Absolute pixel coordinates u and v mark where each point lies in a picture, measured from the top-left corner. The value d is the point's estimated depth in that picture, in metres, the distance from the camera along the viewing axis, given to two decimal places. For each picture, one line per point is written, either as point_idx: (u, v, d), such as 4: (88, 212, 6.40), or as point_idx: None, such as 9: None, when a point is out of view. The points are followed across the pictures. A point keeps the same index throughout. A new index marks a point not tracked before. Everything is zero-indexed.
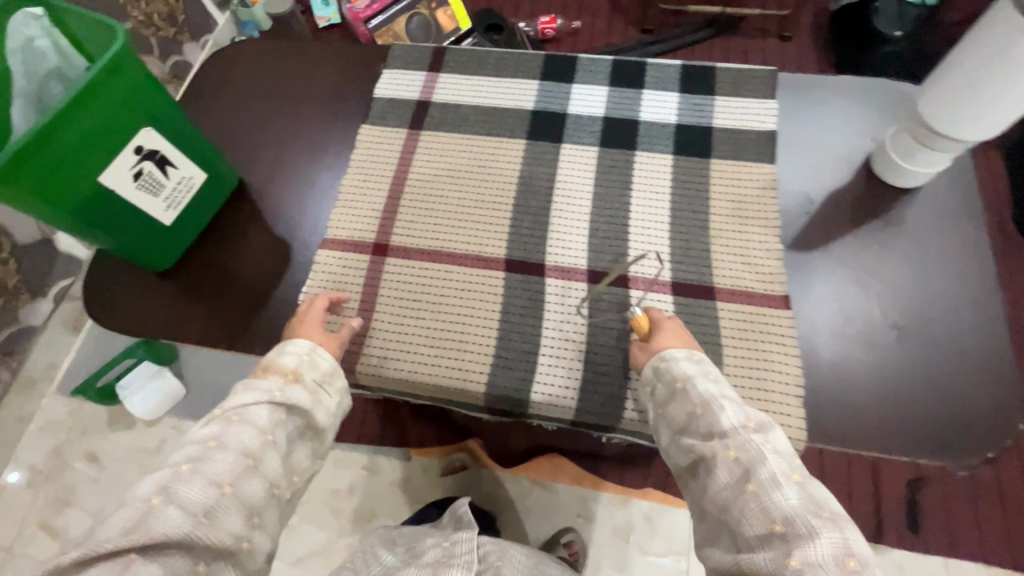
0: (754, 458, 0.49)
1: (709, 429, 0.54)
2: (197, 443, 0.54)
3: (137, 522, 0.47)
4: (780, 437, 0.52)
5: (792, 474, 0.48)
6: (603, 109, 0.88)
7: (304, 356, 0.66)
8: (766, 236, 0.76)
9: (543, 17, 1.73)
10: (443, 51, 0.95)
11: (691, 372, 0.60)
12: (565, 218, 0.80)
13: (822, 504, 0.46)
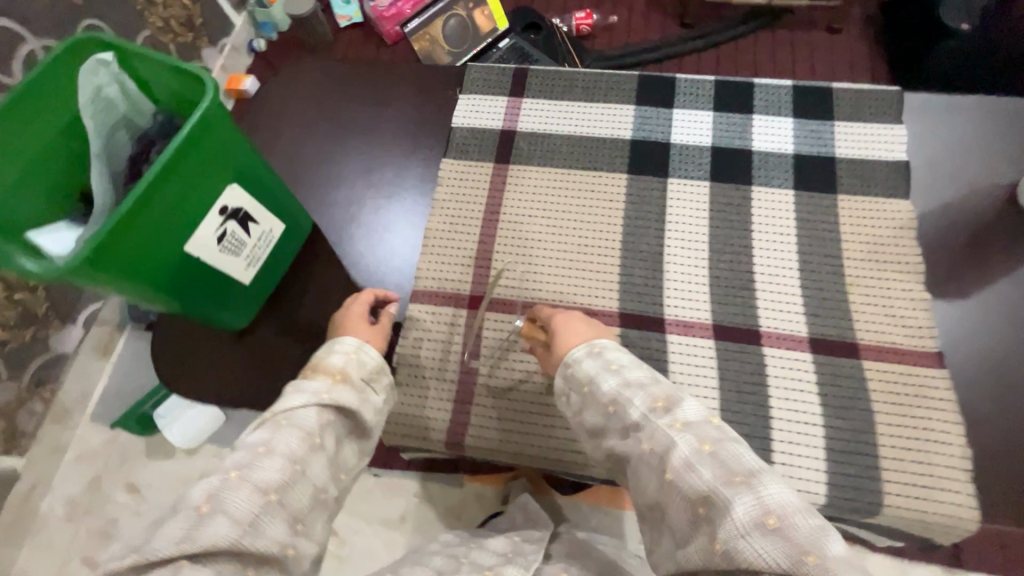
0: (664, 441, 0.47)
1: (627, 422, 0.51)
2: (246, 449, 0.48)
3: (188, 533, 0.42)
4: (690, 409, 0.49)
5: (700, 447, 0.46)
6: (710, 138, 0.79)
7: (353, 356, 0.60)
8: (908, 283, 0.69)
9: (577, 11, 1.34)
10: (524, 73, 0.87)
11: (592, 371, 0.56)
12: (681, 265, 0.72)
13: (736, 468, 0.44)
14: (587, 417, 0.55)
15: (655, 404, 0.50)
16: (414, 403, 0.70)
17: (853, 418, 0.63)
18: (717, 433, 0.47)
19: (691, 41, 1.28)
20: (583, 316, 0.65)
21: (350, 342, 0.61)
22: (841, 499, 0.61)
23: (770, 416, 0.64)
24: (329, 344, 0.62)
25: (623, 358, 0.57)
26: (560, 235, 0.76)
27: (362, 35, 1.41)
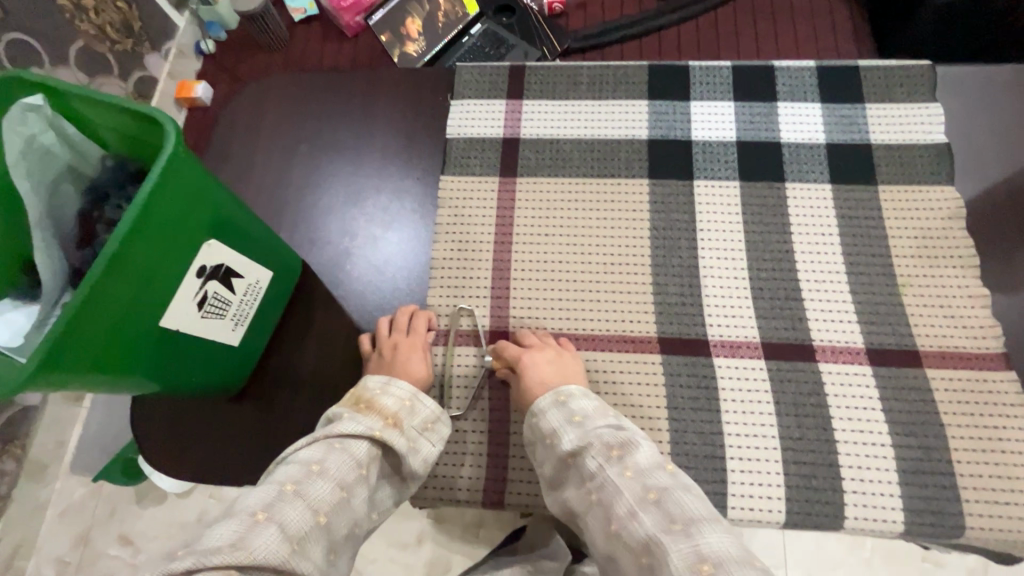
0: (614, 494, 0.46)
1: (582, 474, 0.50)
2: (272, 486, 0.47)
3: (239, 538, 0.41)
4: (646, 453, 0.48)
5: (645, 496, 0.45)
6: (734, 131, 0.72)
7: (407, 402, 0.58)
8: (964, 278, 0.64)
9: None
10: (522, 71, 0.78)
11: (555, 424, 0.53)
12: (719, 278, 0.66)
13: (677, 517, 0.43)
14: (548, 467, 0.53)
15: (609, 455, 0.49)
16: (443, 458, 0.62)
17: (922, 433, 0.58)
18: (669, 485, 0.46)
19: (668, 14, 1.20)
20: (552, 356, 0.61)
21: (406, 386, 0.59)
22: (920, 525, 0.56)
23: (835, 440, 0.59)
24: (384, 380, 0.59)
25: (589, 408, 0.54)
26: (584, 255, 0.69)
27: (322, 28, 1.28)
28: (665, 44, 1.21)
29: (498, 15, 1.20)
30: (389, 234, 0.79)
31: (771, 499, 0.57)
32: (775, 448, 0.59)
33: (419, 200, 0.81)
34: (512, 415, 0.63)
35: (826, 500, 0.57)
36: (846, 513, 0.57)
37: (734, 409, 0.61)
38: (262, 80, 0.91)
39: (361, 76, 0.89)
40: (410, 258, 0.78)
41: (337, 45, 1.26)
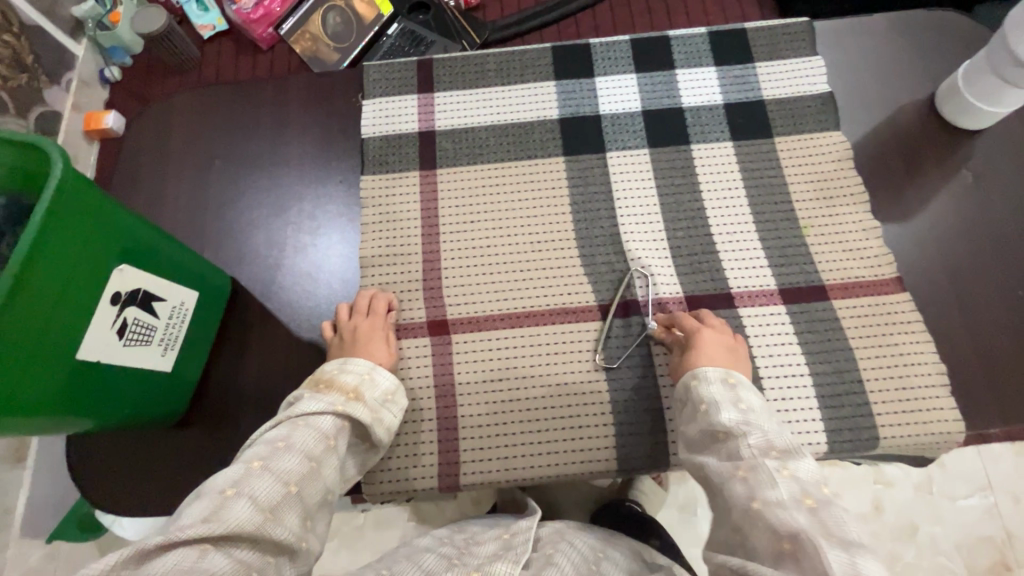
0: (763, 481, 0.45)
1: (733, 452, 0.48)
2: (239, 466, 0.46)
3: (211, 513, 0.41)
4: (807, 462, 0.46)
5: (802, 498, 0.43)
6: (639, 102, 0.76)
7: (365, 376, 0.59)
8: (858, 213, 0.70)
9: None
10: (430, 64, 0.79)
11: (718, 397, 0.53)
12: (639, 241, 0.69)
13: (834, 532, 0.40)
14: (691, 431, 0.53)
15: (765, 446, 0.48)
16: (394, 450, 0.63)
17: (836, 358, 0.64)
18: (824, 496, 0.44)
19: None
20: (725, 341, 0.60)
21: (363, 362, 0.60)
22: (842, 443, 0.61)
23: (760, 376, 0.63)
24: (341, 361, 0.60)
25: (755, 401, 0.53)
26: (510, 236, 0.70)
27: (234, 44, 1.25)
28: (583, 27, 1.25)
29: (413, 13, 1.20)
30: (319, 241, 0.79)
31: None
32: None
33: (346, 203, 0.81)
34: (455, 400, 0.64)
35: None
36: None
37: (667, 362, 0.64)
38: (168, 100, 0.88)
39: (271, 86, 0.87)
40: (343, 261, 0.77)
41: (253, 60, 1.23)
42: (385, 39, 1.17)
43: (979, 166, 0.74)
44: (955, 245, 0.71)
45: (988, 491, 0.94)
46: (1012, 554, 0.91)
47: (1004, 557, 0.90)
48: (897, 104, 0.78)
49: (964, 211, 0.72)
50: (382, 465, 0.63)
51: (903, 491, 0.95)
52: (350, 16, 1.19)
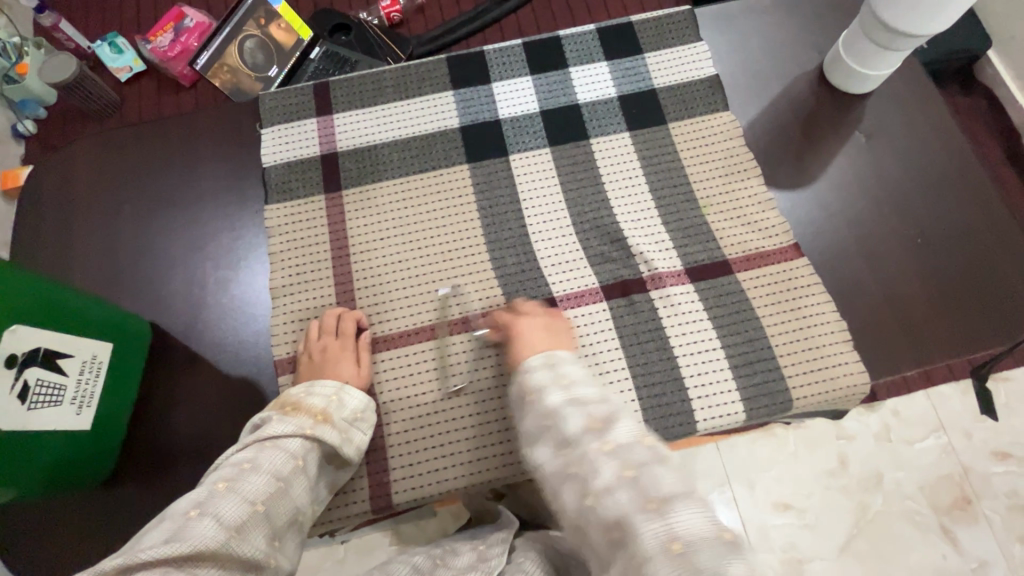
0: (589, 465, 0.43)
1: (560, 437, 0.45)
2: (201, 488, 0.46)
3: (175, 534, 0.41)
4: (625, 429, 0.44)
5: (623, 473, 0.41)
6: (536, 103, 0.77)
7: (333, 397, 0.59)
8: (754, 187, 0.72)
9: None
10: (326, 86, 0.79)
11: (543, 382, 0.50)
12: (548, 239, 0.70)
13: (656, 493, 0.40)
14: (526, 424, 0.49)
15: (587, 425, 0.45)
16: None
17: (744, 328, 0.66)
18: (643, 463, 0.42)
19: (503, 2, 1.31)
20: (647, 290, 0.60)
21: (331, 383, 0.60)
22: (757, 409, 0.63)
23: (675, 356, 0.65)
24: (306, 384, 0.59)
25: (578, 374, 0.50)
26: (421, 250, 0.71)
27: (154, 83, 1.22)
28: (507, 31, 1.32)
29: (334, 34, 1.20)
30: None
31: None
32: (625, 378, 0.64)
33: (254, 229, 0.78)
34: (382, 419, 0.64)
35: (680, 414, 0.62)
36: (696, 418, 0.62)
37: (584, 353, 0.65)
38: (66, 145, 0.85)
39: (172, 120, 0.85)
40: (251, 293, 0.73)
41: (176, 97, 1.20)
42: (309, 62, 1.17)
43: (874, 125, 0.75)
44: (861, 199, 0.71)
45: (941, 430, 0.98)
46: (969, 487, 0.95)
47: (962, 491, 0.94)
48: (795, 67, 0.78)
49: (864, 171, 0.73)
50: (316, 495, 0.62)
51: (865, 445, 0.97)
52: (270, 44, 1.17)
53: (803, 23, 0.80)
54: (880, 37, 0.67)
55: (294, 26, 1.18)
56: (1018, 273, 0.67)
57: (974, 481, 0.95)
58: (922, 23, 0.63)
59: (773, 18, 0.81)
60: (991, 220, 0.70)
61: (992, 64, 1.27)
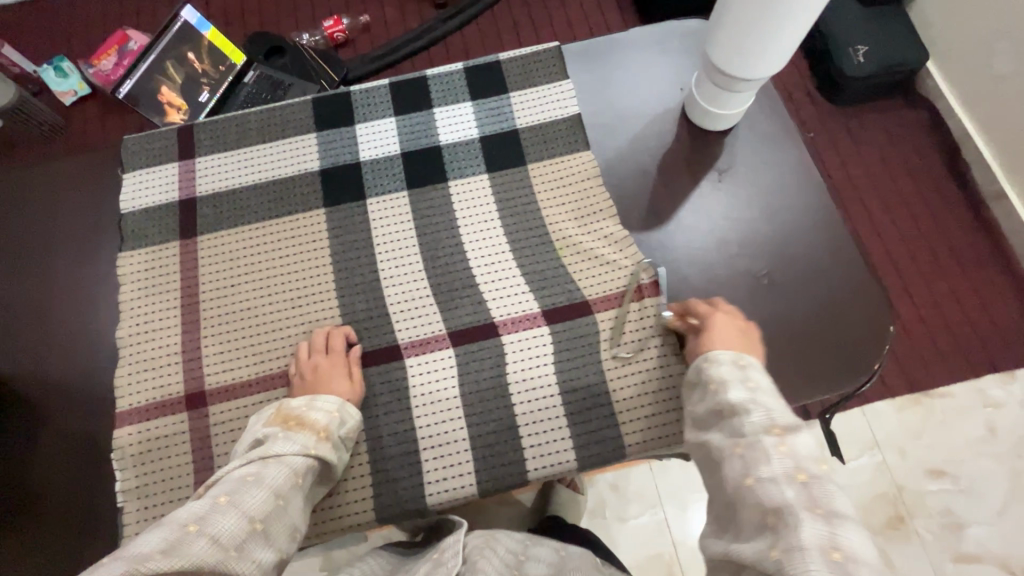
0: (759, 456, 0.44)
1: (733, 427, 0.48)
2: (204, 501, 0.47)
3: (169, 546, 0.41)
4: (805, 441, 0.45)
5: (794, 474, 0.42)
6: (397, 144, 0.77)
7: (335, 413, 0.59)
8: (608, 227, 0.72)
9: (325, 21, 1.41)
10: (190, 128, 0.79)
11: (728, 377, 0.53)
12: (398, 283, 0.70)
13: (820, 504, 0.40)
14: (704, 407, 0.53)
15: (768, 426, 0.46)
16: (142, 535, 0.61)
17: (586, 375, 0.65)
18: (820, 473, 0.42)
19: (443, 23, 1.41)
20: (737, 324, 0.60)
21: (331, 399, 0.60)
22: (589, 457, 0.63)
23: (512, 403, 0.64)
24: (307, 399, 0.60)
25: (764, 380, 0.52)
26: (269, 296, 0.70)
27: (100, 105, 1.32)
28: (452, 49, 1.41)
29: (269, 57, 1.30)
30: None
31: (462, 476, 0.62)
32: (461, 427, 0.63)
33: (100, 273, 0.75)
34: (214, 471, 0.63)
35: (510, 464, 0.62)
36: (527, 466, 0.62)
37: (422, 403, 0.64)
38: None
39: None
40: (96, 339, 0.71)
41: (122, 118, 1.30)
42: (242, 86, 1.24)
43: (733, 163, 0.75)
44: (715, 240, 0.71)
45: (876, 449, 1.10)
46: (903, 505, 1.06)
47: (897, 510, 1.06)
48: (659, 104, 0.78)
49: (726, 210, 0.72)
50: None
51: None
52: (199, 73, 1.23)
53: (668, 60, 0.80)
54: (733, 87, 0.68)
55: (227, 53, 1.25)
56: (861, 317, 0.67)
57: (909, 499, 1.07)
58: (766, 66, 0.64)
59: (638, 55, 0.80)
60: (844, 262, 0.70)
61: (932, 75, 1.35)
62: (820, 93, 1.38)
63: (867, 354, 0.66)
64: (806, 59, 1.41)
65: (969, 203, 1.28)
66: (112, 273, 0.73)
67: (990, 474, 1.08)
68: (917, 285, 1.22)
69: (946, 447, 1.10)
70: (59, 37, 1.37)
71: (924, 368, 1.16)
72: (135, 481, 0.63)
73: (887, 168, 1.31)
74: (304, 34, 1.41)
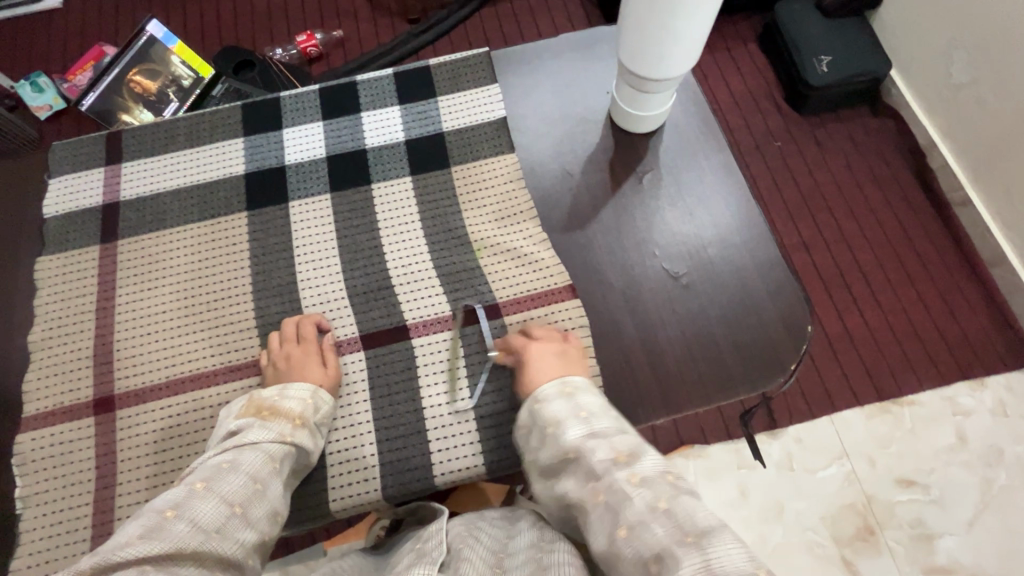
0: (661, 491, 0.43)
1: (586, 470, 0.46)
2: (180, 489, 0.47)
3: (148, 533, 0.42)
4: (651, 462, 0.45)
5: (655, 504, 0.41)
6: (323, 148, 0.77)
7: (309, 400, 0.59)
8: (529, 229, 0.72)
9: (299, 35, 1.42)
10: (119, 136, 0.79)
11: (561, 415, 0.52)
12: (316, 286, 0.70)
13: (691, 528, 0.39)
14: (547, 455, 0.50)
15: (614, 456, 0.46)
16: (37, 542, 0.60)
17: (498, 378, 0.65)
18: (672, 488, 0.43)
19: (416, 36, 1.41)
20: (555, 349, 0.61)
21: (305, 386, 0.59)
22: (497, 462, 0.62)
23: (422, 407, 0.64)
24: (280, 388, 0.59)
25: (593, 404, 0.52)
26: (186, 300, 0.70)
27: (75, 119, 1.32)
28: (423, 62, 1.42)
29: (236, 71, 1.28)
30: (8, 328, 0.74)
31: (368, 480, 0.61)
32: (369, 431, 0.63)
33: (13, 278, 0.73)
34: (117, 477, 0.62)
35: (416, 468, 0.62)
36: (435, 471, 0.62)
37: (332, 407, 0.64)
38: None
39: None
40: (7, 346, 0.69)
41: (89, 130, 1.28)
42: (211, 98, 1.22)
43: (655, 164, 0.74)
44: (636, 241, 0.70)
45: (844, 458, 1.08)
46: (872, 516, 1.04)
47: (866, 521, 1.03)
48: (587, 108, 0.78)
49: (650, 211, 0.72)
50: (32, 558, 0.59)
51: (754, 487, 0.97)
52: (165, 87, 1.21)
53: (597, 63, 0.81)
54: (652, 88, 0.68)
55: (194, 65, 1.23)
56: (783, 316, 0.66)
57: (878, 509, 1.04)
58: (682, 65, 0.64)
59: (566, 61, 0.81)
60: (768, 262, 0.69)
61: (895, 84, 1.36)
62: (787, 102, 1.39)
63: (784, 356, 0.64)
64: (771, 67, 1.42)
65: (935, 209, 1.28)
66: (29, 277, 0.73)
67: (958, 483, 1.06)
68: (882, 291, 1.21)
69: (914, 456, 1.08)
70: (36, 51, 1.39)
71: (890, 374, 1.15)
72: (36, 486, 0.62)
73: (854, 176, 1.31)
74: (276, 48, 1.43)
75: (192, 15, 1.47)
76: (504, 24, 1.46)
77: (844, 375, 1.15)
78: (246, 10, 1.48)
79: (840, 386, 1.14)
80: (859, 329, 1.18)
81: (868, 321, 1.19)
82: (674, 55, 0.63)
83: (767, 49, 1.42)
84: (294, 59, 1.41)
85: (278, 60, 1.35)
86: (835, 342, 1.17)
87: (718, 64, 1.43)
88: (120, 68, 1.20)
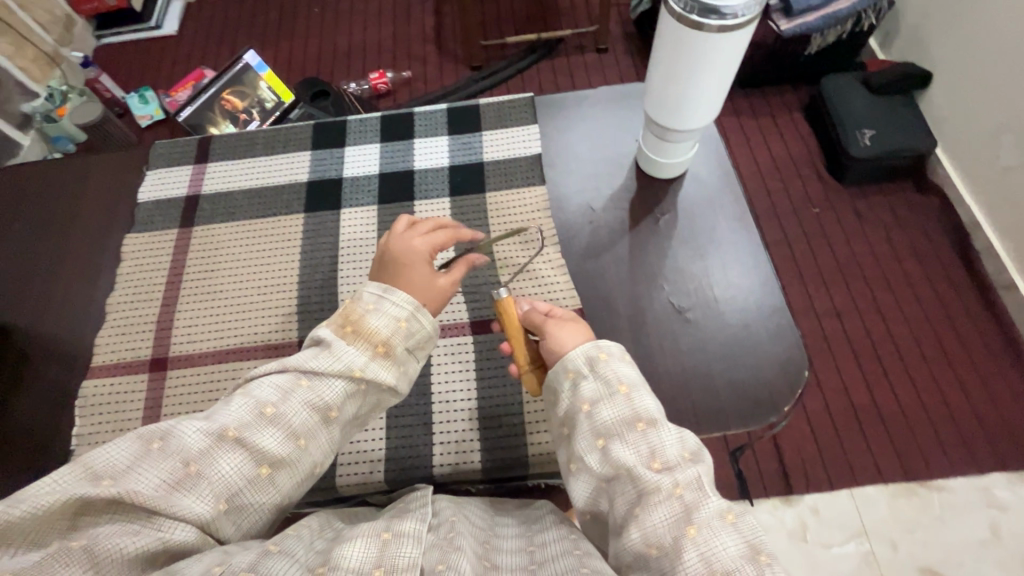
0: (698, 496, 0.47)
1: (665, 453, 0.50)
2: (253, 405, 0.50)
3: (207, 448, 0.48)
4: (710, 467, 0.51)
5: (726, 514, 0.46)
6: (377, 166, 0.88)
7: (402, 323, 0.56)
8: (548, 253, 0.78)
9: (372, 73, 1.59)
10: (207, 141, 0.92)
11: (628, 378, 0.55)
12: (352, 283, 0.78)
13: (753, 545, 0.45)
14: (616, 413, 0.52)
15: (685, 454, 0.50)
16: None
17: (504, 384, 0.70)
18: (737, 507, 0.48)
19: (476, 82, 1.55)
20: None
21: (402, 303, 0.57)
22: (492, 461, 0.66)
23: (431, 402, 0.69)
24: (379, 296, 0.58)
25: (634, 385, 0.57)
26: (240, 282, 0.79)
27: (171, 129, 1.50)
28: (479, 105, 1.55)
29: (314, 99, 1.45)
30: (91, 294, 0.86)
31: (373, 462, 0.66)
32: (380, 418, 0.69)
33: (104, 250, 0.85)
34: None
35: (418, 457, 0.67)
36: (435, 462, 0.66)
37: None
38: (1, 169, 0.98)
39: None
40: (89, 306, 0.80)
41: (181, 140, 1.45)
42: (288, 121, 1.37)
43: (673, 207, 0.80)
44: (647, 275, 0.75)
45: (863, 537, 1.04)
46: None
47: None
48: (614, 151, 0.85)
49: (665, 250, 0.77)
50: None
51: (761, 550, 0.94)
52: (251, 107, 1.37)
53: (629, 114, 0.89)
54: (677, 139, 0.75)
55: (278, 90, 1.40)
56: (784, 360, 0.69)
57: None
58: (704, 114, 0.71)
59: (600, 109, 0.90)
60: (773, 308, 0.73)
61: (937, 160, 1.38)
62: (827, 170, 1.42)
63: (782, 397, 0.67)
64: (813, 136, 1.47)
65: (975, 289, 1.26)
66: (115, 250, 0.84)
67: None
68: (914, 367, 1.19)
69: (938, 542, 1.03)
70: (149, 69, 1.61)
71: (917, 452, 1.11)
72: (90, 426, 0.70)
73: (891, 248, 1.32)
74: (352, 83, 1.60)
75: (284, 50, 1.67)
76: (557, 77, 1.58)
77: (866, 446, 1.12)
78: (330, 48, 1.68)
79: (861, 458, 1.11)
80: (886, 402, 1.16)
81: (897, 394, 1.17)
82: (698, 105, 0.69)
83: (811, 119, 1.47)
84: (365, 94, 1.58)
85: (350, 92, 1.52)
86: (859, 412, 1.16)
87: (756, 128, 1.50)
88: (216, 87, 1.37)
